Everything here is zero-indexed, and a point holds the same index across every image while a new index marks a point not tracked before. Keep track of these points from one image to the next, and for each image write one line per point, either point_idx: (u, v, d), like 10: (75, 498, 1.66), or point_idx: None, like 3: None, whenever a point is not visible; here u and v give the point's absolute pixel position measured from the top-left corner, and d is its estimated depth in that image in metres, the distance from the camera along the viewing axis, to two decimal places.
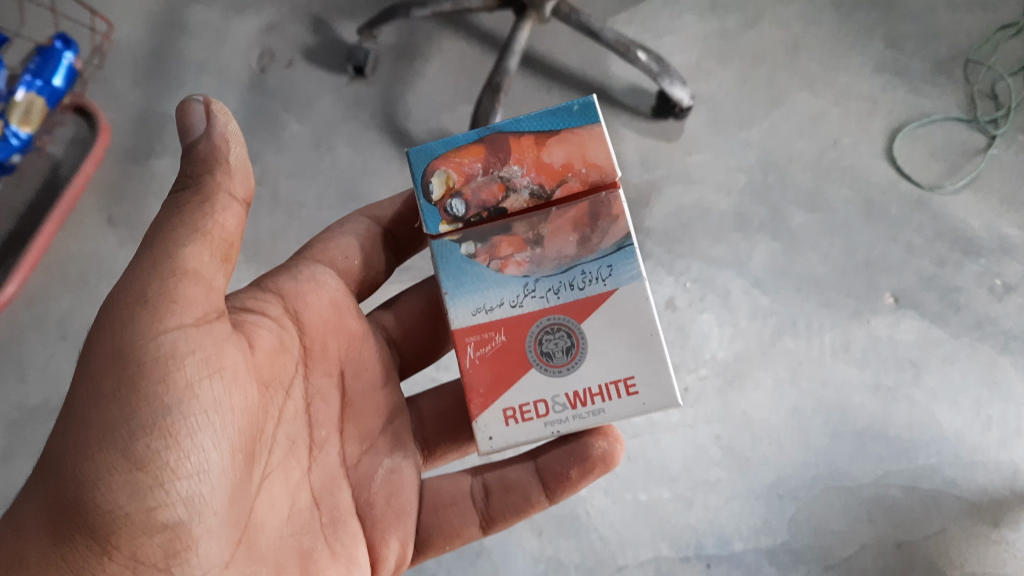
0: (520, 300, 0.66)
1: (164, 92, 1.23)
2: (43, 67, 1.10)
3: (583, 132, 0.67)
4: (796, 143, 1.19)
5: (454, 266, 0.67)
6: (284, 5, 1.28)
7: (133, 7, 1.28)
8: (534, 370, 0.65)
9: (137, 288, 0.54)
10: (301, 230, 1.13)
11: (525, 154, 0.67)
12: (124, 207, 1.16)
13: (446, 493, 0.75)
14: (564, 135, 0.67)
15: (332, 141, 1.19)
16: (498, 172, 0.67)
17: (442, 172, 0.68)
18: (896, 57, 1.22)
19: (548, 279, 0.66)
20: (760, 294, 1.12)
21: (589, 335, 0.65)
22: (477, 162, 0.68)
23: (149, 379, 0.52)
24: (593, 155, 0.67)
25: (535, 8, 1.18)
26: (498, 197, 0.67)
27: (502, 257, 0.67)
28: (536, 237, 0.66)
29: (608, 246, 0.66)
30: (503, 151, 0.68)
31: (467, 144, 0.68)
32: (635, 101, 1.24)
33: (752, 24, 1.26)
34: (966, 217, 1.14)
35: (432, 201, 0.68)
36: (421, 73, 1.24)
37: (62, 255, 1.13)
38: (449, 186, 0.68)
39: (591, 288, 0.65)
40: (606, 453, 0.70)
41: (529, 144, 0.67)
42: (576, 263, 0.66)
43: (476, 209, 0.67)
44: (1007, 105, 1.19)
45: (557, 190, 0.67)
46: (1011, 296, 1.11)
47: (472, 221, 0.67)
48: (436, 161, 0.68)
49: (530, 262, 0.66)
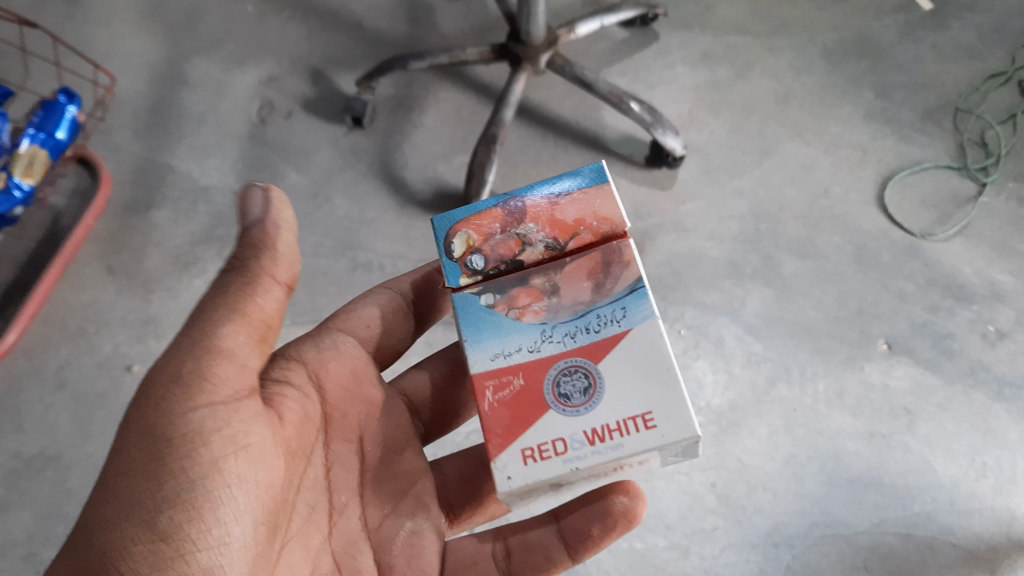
0: (538, 346, 0.61)
1: (165, 143, 1.24)
2: (46, 120, 1.11)
3: (594, 190, 0.68)
4: (788, 191, 1.21)
5: (472, 317, 0.63)
6: (284, 60, 1.31)
7: (137, 62, 1.32)
8: (551, 412, 0.58)
9: (171, 367, 0.54)
10: (298, 278, 1.12)
11: (540, 214, 0.67)
12: (123, 256, 1.15)
13: (467, 554, 0.69)
14: (575, 195, 0.68)
15: (329, 191, 1.19)
16: (515, 230, 0.66)
17: (463, 233, 0.67)
18: (885, 107, 1.27)
19: (564, 325, 0.61)
20: (754, 341, 1.09)
21: (608, 372, 0.59)
22: (495, 224, 0.67)
23: (175, 455, 0.52)
24: (603, 211, 0.66)
25: (531, 60, 1.22)
26: (516, 251, 0.65)
27: (519, 307, 0.63)
28: (553, 287, 0.63)
29: (622, 289, 0.62)
30: (520, 211, 0.67)
31: (486, 209, 0.68)
32: (629, 150, 1.26)
33: (743, 74, 1.32)
34: (957, 264, 1.14)
35: (453, 259, 0.66)
36: (418, 124, 1.25)
37: (61, 305, 1.11)
38: (469, 245, 0.66)
39: (603, 331, 0.60)
40: (628, 509, 0.65)
41: (543, 205, 0.67)
42: (591, 308, 0.62)
43: (495, 263, 0.65)
44: (997, 153, 1.22)
45: (571, 244, 0.65)
46: (1003, 342, 1.08)
47: (491, 275, 0.65)
48: (457, 225, 0.68)
49: (548, 311, 0.62)
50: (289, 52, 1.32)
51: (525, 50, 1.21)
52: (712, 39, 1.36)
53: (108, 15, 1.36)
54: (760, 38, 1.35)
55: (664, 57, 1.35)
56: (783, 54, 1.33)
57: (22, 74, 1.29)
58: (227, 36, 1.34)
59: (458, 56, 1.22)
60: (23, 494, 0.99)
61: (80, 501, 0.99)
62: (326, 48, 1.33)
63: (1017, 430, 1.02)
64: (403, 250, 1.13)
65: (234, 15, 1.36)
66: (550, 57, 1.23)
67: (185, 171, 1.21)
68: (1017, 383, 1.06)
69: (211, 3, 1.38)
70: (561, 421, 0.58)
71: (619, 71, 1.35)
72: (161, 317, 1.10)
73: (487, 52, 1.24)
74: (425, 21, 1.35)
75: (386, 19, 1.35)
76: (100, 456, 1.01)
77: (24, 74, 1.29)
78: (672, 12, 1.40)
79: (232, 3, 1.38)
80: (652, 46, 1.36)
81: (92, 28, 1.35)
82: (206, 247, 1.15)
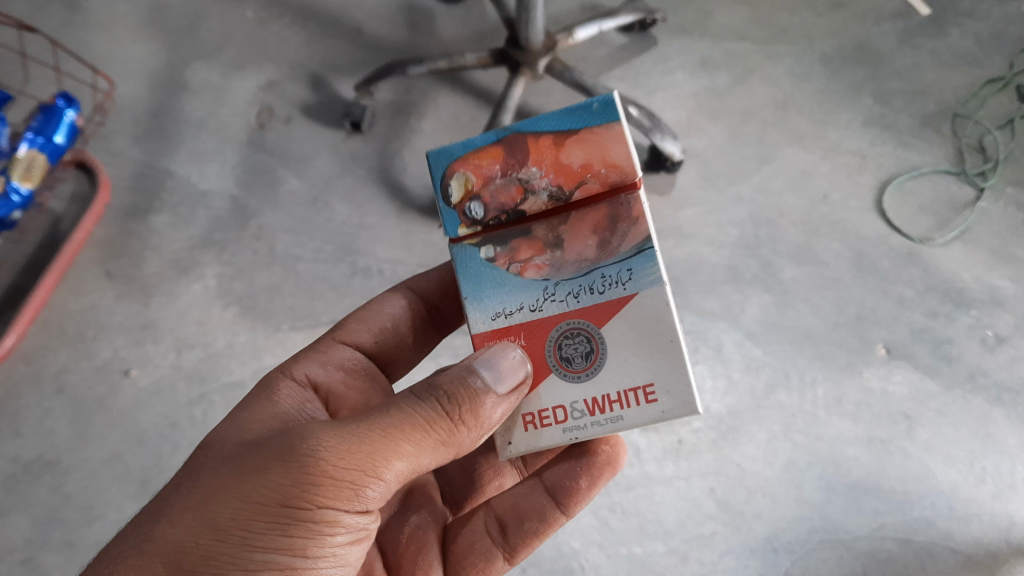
0: (540, 304, 0.63)
1: (164, 147, 1.24)
2: (45, 124, 1.10)
3: (603, 132, 0.61)
4: (788, 198, 1.21)
5: (473, 271, 0.65)
6: (283, 65, 1.32)
7: (137, 68, 1.32)
8: (554, 375, 0.62)
9: (364, 433, 0.52)
10: (297, 284, 1.12)
11: (543, 155, 0.62)
12: (122, 261, 1.15)
13: (463, 538, 0.71)
14: (582, 135, 0.62)
15: (328, 197, 1.19)
16: (517, 174, 0.63)
17: (461, 175, 0.65)
18: (884, 113, 1.27)
19: (567, 283, 0.62)
20: (754, 346, 1.09)
21: (609, 339, 0.61)
22: (495, 164, 0.64)
23: (315, 522, 0.52)
24: (614, 155, 0.61)
25: (530, 65, 1.23)
26: (517, 200, 0.63)
27: (521, 261, 0.64)
28: (556, 239, 0.63)
29: (628, 250, 0.61)
30: (522, 151, 0.63)
31: (487, 145, 0.65)
32: None
33: (743, 79, 1.32)
34: (957, 269, 1.14)
35: (451, 205, 0.65)
36: (417, 129, 1.25)
37: (59, 309, 1.11)
38: (468, 189, 0.64)
39: (608, 292, 0.61)
40: (609, 454, 0.71)
41: (547, 145, 0.62)
42: (595, 267, 0.62)
43: (495, 212, 0.64)
44: (995, 158, 1.22)
45: (576, 193, 0.62)
46: (1003, 348, 1.08)
47: (492, 224, 0.64)
48: (456, 163, 0.65)
49: (550, 266, 0.63)
50: (289, 57, 1.33)
51: (524, 55, 1.22)
52: (711, 44, 1.36)
53: (108, 21, 1.36)
54: (759, 44, 1.35)
55: (663, 63, 1.35)
56: (781, 62, 1.33)
57: (21, 79, 1.29)
58: (227, 41, 1.34)
59: (458, 61, 1.22)
60: (22, 499, 0.99)
61: (79, 506, 0.99)
62: (325, 54, 1.33)
63: (1016, 435, 1.02)
64: (402, 255, 1.13)
65: (234, 21, 1.36)
66: (549, 62, 1.23)
67: (185, 176, 1.21)
68: (1016, 389, 1.05)
69: (211, 9, 1.38)
70: (565, 385, 0.62)
71: (619, 76, 1.35)
72: (160, 321, 1.10)
73: (486, 59, 1.24)
74: (424, 27, 1.35)
75: (385, 24, 1.35)
76: (99, 461, 1.01)
77: (24, 79, 1.29)
78: (672, 18, 1.40)
79: (231, 8, 1.38)
80: (651, 52, 1.36)
81: (92, 33, 1.35)
82: (205, 252, 1.15)
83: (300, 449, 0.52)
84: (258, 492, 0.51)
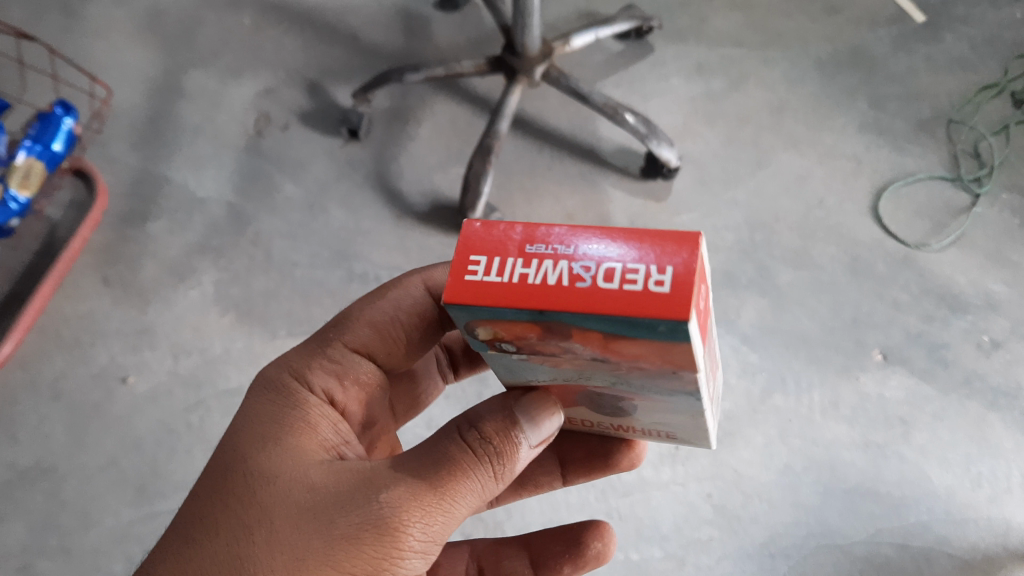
0: (572, 380, 0.49)
1: (161, 154, 1.24)
2: (43, 132, 1.11)
3: (665, 344, 0.39)
4: (783, 203, 1.21)
5: (503, 365, 0.48)
6: (280, 72, 1.32)
7: (135, 75, 1.32)
8: (578, 407, 0.55)
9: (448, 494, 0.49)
10: (294, 289, 1.12)
11: (587, 336, 0.40)
12: (119, 267, 1.15)
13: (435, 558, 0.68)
14: (639, 340, 0.39)
15: (325, 203, 1.19)
16: (556, 341, 0.42)
17: (483, 328, 0.42)
18: (878, 118, 1.28)
19: (601, 377, 0.47)
20: (749, 351, 1.09)
21: (640, 408, 0.51)
22: (530, 333, 0.41)
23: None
24: (677, 359, 0.40)
25: (526, 72, 1.23)
26: (553, 350, 0.43)
27: (555, 361, 0.46)
28: (594, 357, 0.44)
29: (673, 389, 0.45)
30: (562, 333, 0.40)
31: (517, 319, 0.40)
32: (624, 160, 1.26)
33: (738, 85, 1.33)
34: (952, 273, 1.14)
35: (473, 339, 0.44)
36: (413, 135, 1.26)
37: (56, 316, 1.11)
38: (496, 336, 0.43)
39: (642, 394, 0.48)
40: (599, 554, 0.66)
41: (593, 337, 0.40)
42: (626, 382, 0.46)
43: (528, 351, 0.44)
44: (989, 163, 1.23)
45: (623, 364, 0.43)
46: (998, 352, 1.08)
47: (522, 351, 0.45)
48: (476, 321, 0.42)
49: (586, 370, 0.46)
50: (286, 64, 1.33)
51: (520, 62, 1.22)
52: (707, 50, 1.37)
53: (106, 28, 1.37)
54: (756, 49, 1.36)
55: (659, 69, 1.35)
56: (777, 66, 1.34)
57: (19, 87, 1.30)
58: (225, 48, 1.35)
59: (454, 69, 1.23)
60: (18, 506, 0.99)
61: (75, 512, 0.98)
62: (322, 60, 1.34)
63: (1012, 439, 1.02)
64: (398, 260, 1.13)
65: (232, 28, 1.37)
66: (545, 69, 1.24)
67: (182, 182, 1.22)
68: (1012, 393, 1.05)
69: (209, 16, 1.39)
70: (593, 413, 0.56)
71: (615, 82, 1.35)
72: (157, 327, 1.10)
73: (483, 66, 1.25)
74: (421, 34, 1.36)
75: (382, 31, 1.36)
76: (95, 467, 1.01)
77: (22, 87, 1.30)
78: (667, 25, 1.41)
79: (229, 15, 1.39)
80: (647, 58, 1.37)
81: (89, 40, 1.35)
82: (202, 258, 1.15)
83: (393, 520, 0.48)
84: (348, 563, 0.47)
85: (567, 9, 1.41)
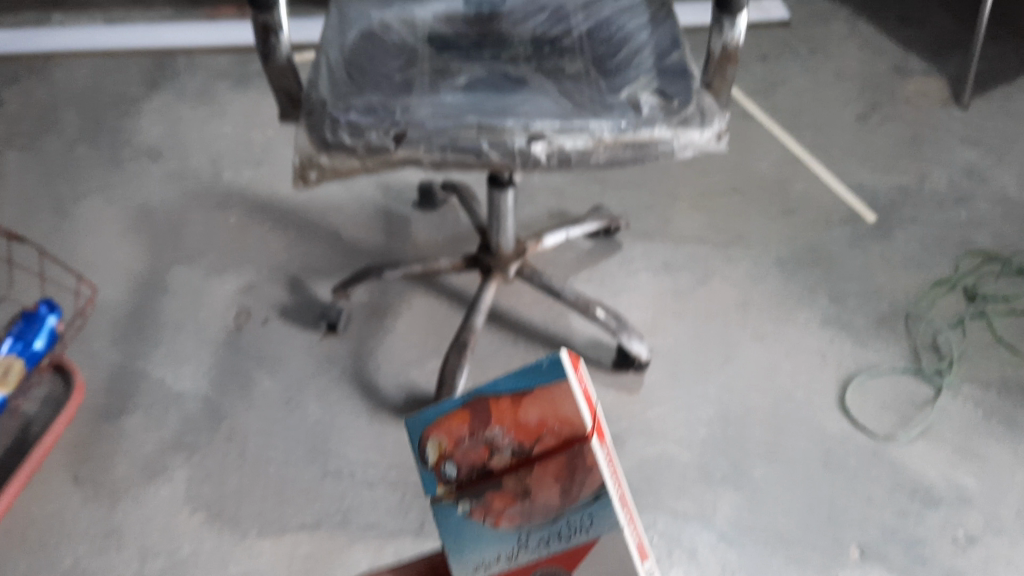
0: (515, 555, 0.56)
1: (141, 349, 1.26)
2: (26, 329, 1.14)
3: (553, 388, 0.52)
4: (752, 396, 1.23)
5: (452, 528, 0.57)
6: (263, 268, 1.37)
7: (120, 271, 1.36)
8: None
9: None
10: (266, 487, 1.10)
11: (500, 411, 0.53)
12: (91, 465, 1.13)
13: None
14: (535, 393, 0.53)
15: (302, 398, 1.20)
16: (481, 434, 0.54)
17: (431, 440, 0.55)
18: (840, 313, 1.34)
19: (538, 531, 0.55)
20: (728, 548, 1.07)
21: None
22: (462, 427, 0.54)
23: None
24: (567, 412, 0.53)
25: (500, 268, 1.27)
26: (483, 458, 0.54)
27: (495, 513, 0.56)
28: (524, 490, 0.55)
29: (589, 495, 0.54)
30: (484, 411, 0.53)
31: (452, 408, 0.55)
32: (597, 353, 1.28)
33: (703, 281, 1.39)
34: (922, 466, 1.15)
35: (425, 468, 0.56)
36: (391, 330, 1.29)
37: (23, 516, 1.08)
38: (439, 451, 0.55)
39: (575, 539, 0.56)
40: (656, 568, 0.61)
41: (505, 404, 0.53)
42: (561, 514, 0.55)
43: (468, 474, 0.55)
44: (949, 356, 1.28)
45: (535, 449, 0.54)
46: (975, 547, 1.07)
47: (466, 483, 0.55)
48: (425, 429, 0.55)
49: (521, 516, 0.55)
50: (269, 260, 1.38)
51: (495, 259, 1.27)
52: (672, 248, 1.44)
53: (96, 226, 1.42)
54: (718, 246, 1.45)
55: (628, 265, 1.41)
56: (740, 263, 1.42)
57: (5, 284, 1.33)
58: (210, 245, 1.40)
59: (431, 266, 1.29)
60: None
61: None
62: (304, 257, 1.39)
63: None
64: (373, 456, 1.13)
65: (218, 226, 1.43)
66: (519, 266, 1.29)
67: (160, 377, 1.22)
68: None
69: (197, 215, 1.44)
70: None
71: (586, 277, 1.40)
72: (123, 528, 1.07)
73: (459, 262, 1.30)
74: (400, 233, 1.42)
75: (363, 230, 1.43)
76: None
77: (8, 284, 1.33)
78: (635, 224, 1.49)
79: (216, 214, 1.45)
80: (616, 254, 1.43)
81: (79, 238, 1.40)
82: (176, 455, 1.14)
83: None
84: None
85: (540, 209, 1.49)
